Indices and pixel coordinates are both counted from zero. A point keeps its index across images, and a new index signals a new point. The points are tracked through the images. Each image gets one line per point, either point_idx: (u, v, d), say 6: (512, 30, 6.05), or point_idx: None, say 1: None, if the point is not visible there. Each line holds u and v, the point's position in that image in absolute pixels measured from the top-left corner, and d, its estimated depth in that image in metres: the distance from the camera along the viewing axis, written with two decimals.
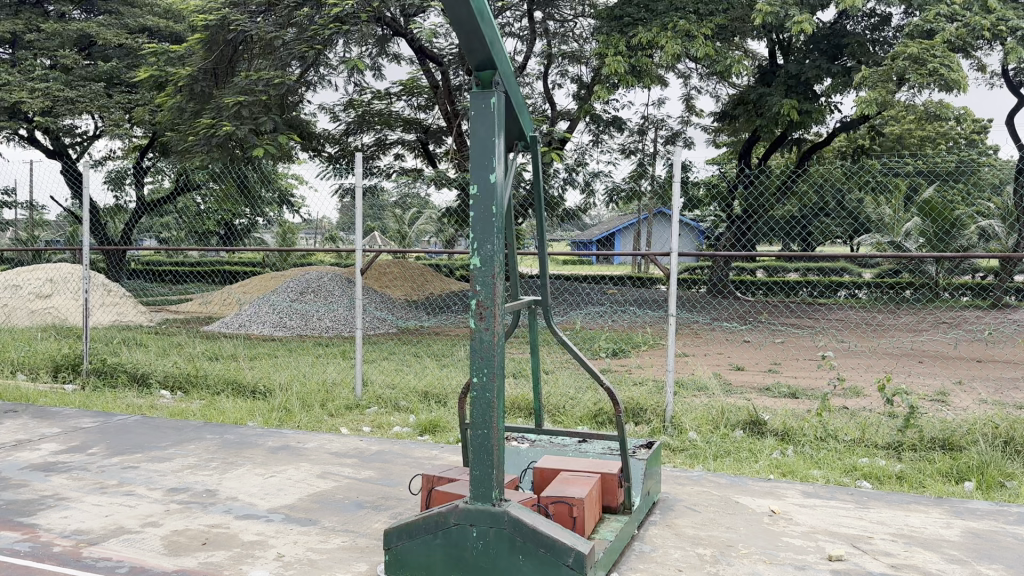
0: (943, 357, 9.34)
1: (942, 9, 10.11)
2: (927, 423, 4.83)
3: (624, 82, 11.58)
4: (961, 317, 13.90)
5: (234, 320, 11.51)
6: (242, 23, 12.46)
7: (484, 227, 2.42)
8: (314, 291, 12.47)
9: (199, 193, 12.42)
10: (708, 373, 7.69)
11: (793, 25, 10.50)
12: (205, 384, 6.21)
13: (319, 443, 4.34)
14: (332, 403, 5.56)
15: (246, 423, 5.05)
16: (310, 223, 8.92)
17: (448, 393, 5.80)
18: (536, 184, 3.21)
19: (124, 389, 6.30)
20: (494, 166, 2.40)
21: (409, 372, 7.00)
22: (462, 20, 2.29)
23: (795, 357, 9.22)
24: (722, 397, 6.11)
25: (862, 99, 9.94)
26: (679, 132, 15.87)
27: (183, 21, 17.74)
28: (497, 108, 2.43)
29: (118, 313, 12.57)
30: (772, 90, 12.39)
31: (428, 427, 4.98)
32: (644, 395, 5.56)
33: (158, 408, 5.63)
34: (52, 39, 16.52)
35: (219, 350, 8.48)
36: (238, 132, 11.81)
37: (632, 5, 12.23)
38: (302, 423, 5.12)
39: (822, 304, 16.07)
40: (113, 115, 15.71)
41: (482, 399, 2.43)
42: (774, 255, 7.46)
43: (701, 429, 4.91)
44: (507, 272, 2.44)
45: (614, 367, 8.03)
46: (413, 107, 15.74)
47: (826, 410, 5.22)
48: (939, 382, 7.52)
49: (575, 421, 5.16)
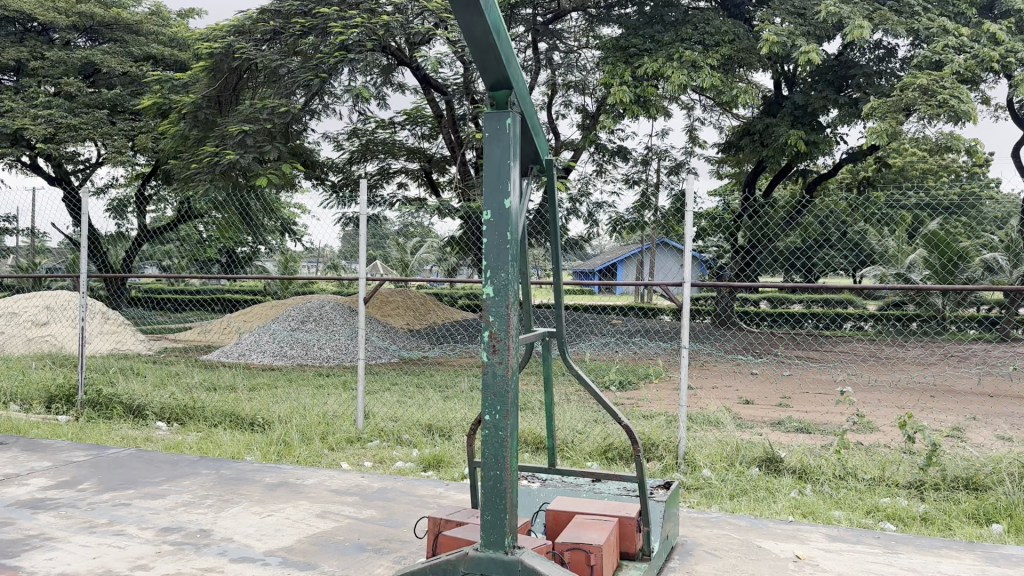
0: (955, 392, 9.15)
1: (950, 40, 10.08)
2: (949, 461, 4.64)
3: (630, 112, 11.55)
4: (971, 350, 13.72)
5: (234, 349, 11.34)
6: (248, 52, 12.46)
7: (498, 254, 2.29)
8: (316, 319, 12.33)
9: (201, 222, 12.34)
10: (718, 407, 7.51)
11: (801, 56, 10.46)
12: (203, 415, 6.05)
13: (319, 479, 4.17)
14: (333, 436, 5.39)
15: (243, 457, 4.88)
16: (314, 252, 8.79)
17: (452, 427, 5.62)
18: (550, 212, 3.08)
19: (120, 420, 6.14)
20: (509, 191, 2.28)
21: (412, 404, 6.82)
22: (477, 36, 2.17)
23: (807, 390, 9.03)
24: (734, 431, 5.93)
25: (871, 129, 9.88)
26: (683, 162, 15.83)
27: (188, 49, 17.82)
28: (512, 130, 2.31)
29: (118, 342, 12.43)
30: (777, 121, 12.35)
31: (432, 462, 4.80)
32: (655, 430, 5.40)
33: (152, 441, 5.47)
34: (57, 66, 16.57)
35: (218, 380, 8.32)
36: (241, 161, 11.77)
37: (637, 36, 12.26)
38: (302, 458, 4.94)
39: (828, 336, 15.92)
40: (116, 143, 15.74)
41: (494, 438, 2.28)
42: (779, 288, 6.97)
43: (716, 466, 4.74)
44: (522, 302, 2.31)
45: (622, 400, 7.84)
46: (417, 137, 15.72)
47: (844, 448, 5.03)
48: (954, 417, 7.34)
49: (584, 457, 4.97)
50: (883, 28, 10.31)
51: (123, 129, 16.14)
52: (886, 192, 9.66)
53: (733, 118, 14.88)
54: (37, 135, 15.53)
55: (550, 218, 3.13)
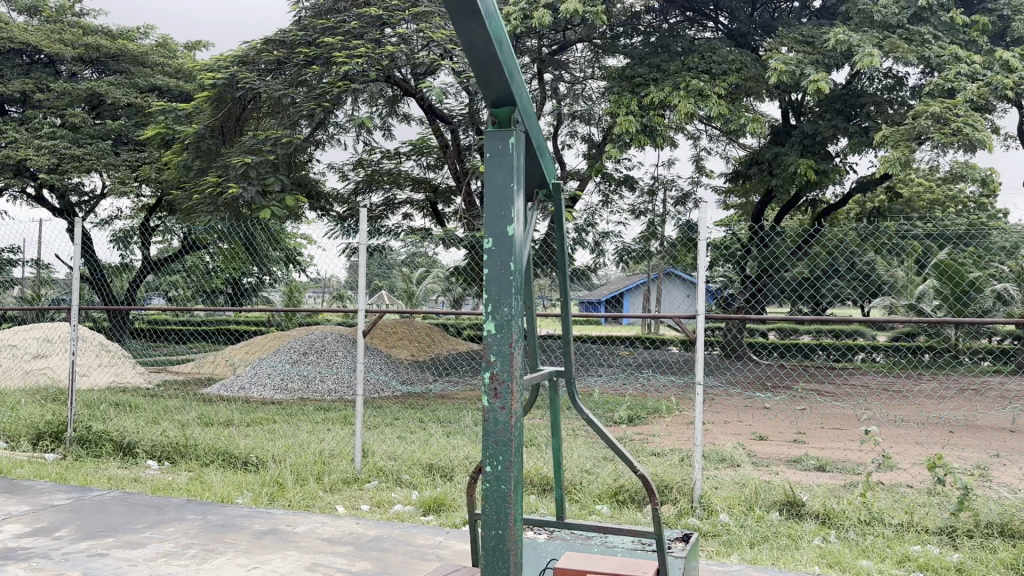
0: (976, 427, 8.86)
1: (963, 68, 9.94)
2: (983, 505, 4.36)
3: (637, 141, 11.41)
4: (987, 383, 13.42)
5: (233, 382, 11.09)
6: (251, 82, 12.37)
7: (501, 286, 2.06)
8: (317, 352, 12.11)
9: (204, 253, 12.20)
10: (731, 444, 7.23)
11: (810, 84, 10.31)
12: (195, 453, 5.81)
13: (311, 526, 3.91)
14: (329, 477, 5.13)
15: (233, 501, 4.63)
16: (317, 283, 8.56)
17: (454, 467, 5.35)
18: (557, 239, 2.87)
19: (109, 459, 5.89)
20: (513, 217, 2.06)
21: (413, 440, 6.56)
22: (478, 46, 1.96)
23: (822, 426, 8.74)
24: (750, 471, 5.67)
25: (883, 157, 9.69)
26: (690, 192, 15.66)
27: (193, 80, 17.84)
28: (516, 150, 2.10)
29: (116, 374, 12.23)
30: (787, 150, 12.18)
31: (433, 505, 4.54)
32: (667, 470, 5.13)
33: (140, 481, 5.22)
34: (62, 97, 16.61)
35: (214, 415, 8.09)
36: (243, 192, 11.65)
37: (643, 65, 12.18)
38: (293, 501, 4.68)
39: (840, 369, 15.63)
40: (120, 173, 15.72)
41: (497, 493, 2.06)
42: (788, 318, 6.45)
43: (733, 510, 4.49)
44: (527, 340, 2.09)
45: (632, 436, 7.58)
46: (422, 167, 15.58)
47: (869, 490, 4.76)
48: (977, 454, 7.06)
49: (593, 500, 4.69)
50: (894, 55, 10.16)
51: (127, 160, 16.10)
52: (896, 222, 9.47)
53: (741, 147, 14.73)
54: (41, 166, 15.49)
55: (557, 246, 2.92)
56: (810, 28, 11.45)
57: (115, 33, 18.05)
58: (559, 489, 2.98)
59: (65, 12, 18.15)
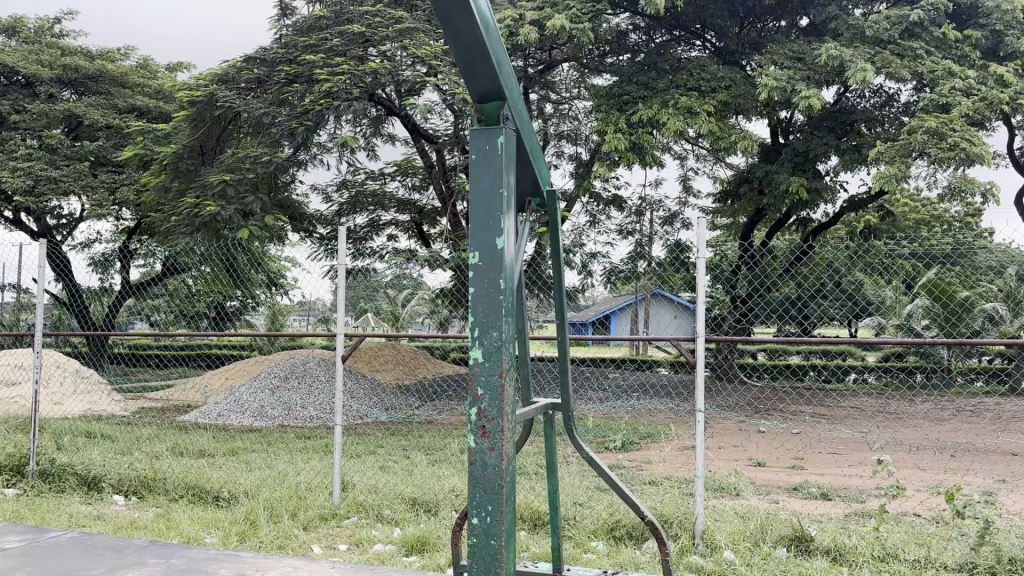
0: (976, 450, 8.62)
1: (957, 83, 9.84)
2: (1006, 540, 4.09)
3: (626, 159, 11.19)
4: (982, 404, 13.19)
5: (211, 409, 10.71)
6: (230, 100, 12.10)
7: (488, 308, 1.80)
8: (299, 376, 11.81)
9: (186, 275, 11.85)
10: (729, 472, 6.97)
11: (801, 100, 10.16)
12: (164, 487, 5.46)
13: (282, 572, 3.59)
14: (305, 513, 4.81)
15: (200, 541, 4.30)
16: (302, 307, 8.16)
17: (438, 501, 5.02)
18: (554, 255, 2.65)
19: (72, 494, 5.53)
20: (503, 229, 1.80)
21: (396, 471, 6.22)
22: (462, 33, 1.69)
23: (820, 450, 8.47)
24: (750, 501, 5.41)
25: (878, 173, 9.53)
26: (677, 213, 15.48)
27: (174, 101, 17.57)
28: (505, 151, 1.83)
29: (91, 401, 11.84)
30: (778, 168, 11.96)
31: (415, 545, 4.21)
32: (667, 503, 4.82)
33: (104, 520, 4.86)
34: (38, 119, 16.25)
35: (189, 445, 7.72)
36: (221, 212, 11.32)
37: (632, 83, 12.00)
38: (265, 541, 4.36)
39: (833, 390, 15.38)
40: (98, 195, 15.42)
41: (486, 548, 1.80)
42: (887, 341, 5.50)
43: (738, 546, 4.21)
44: (520, 369, 1.82)
45: (626, 462, 7.30)
46: (407, 188, 15.32)
47: (883, 522, 4.48)
48: (984, 479, 6.79)
49: (588, 536, 4.37)
50: (886, 71, 10.04)
51: (105, 182, 15.80)
52: (890, 242, 9.28)
53: (728, 167, 14.58)
54: (16, 188, 15.14)
55: (555, 264, 2.70)
56: (800, 44, 11.30)
57: (94, 54, 17.79)
58: (556, 535, 2.85)
59: (43, 34, 17.85)
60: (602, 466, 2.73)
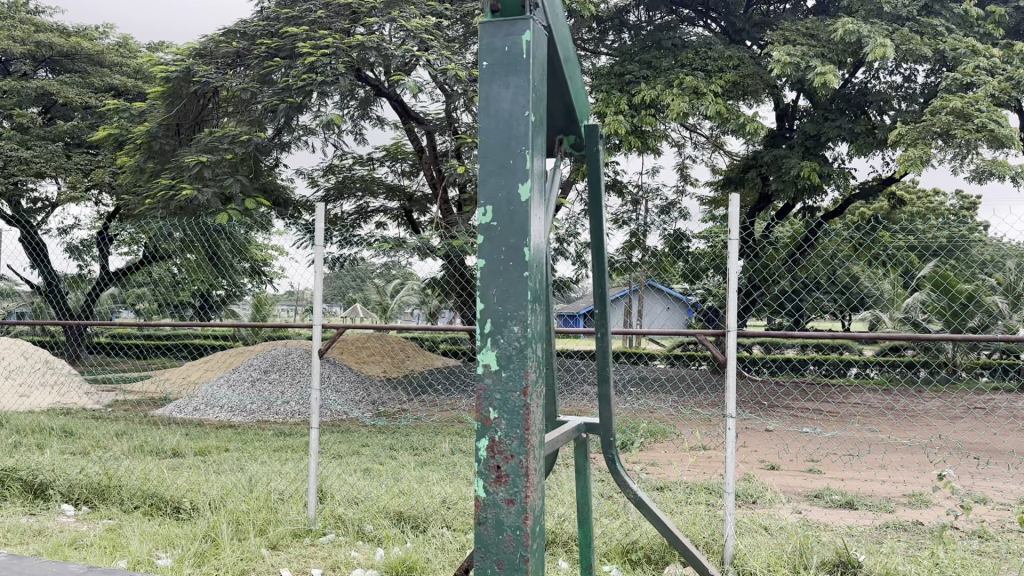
0: (998, 451, 8.06)
1: (981, 63, 9.36)
2: None
3: (627, 143, 10.56)
4: (991, 402, 12.66)
5: (188, 403, 10.09)
6: (208, 76, 11.39)
7: (506, 289, 1.23)
8: (280, 369, 11.21)
9: (170, 263, 11.21)
10: (743, 476, 6.41)
11: (816, 80, 9.55)
12: (119, 496, 4.86)
13: None
14: (275, 529, 4.23)
15: (151, 564, 3.70)
16: (289, 296, 7.39)
17: (426, 516, 4.43)
18: (594, 211, 2.20)
19: (14, 503, 4.89)
20: (528, 170, 1.22)
21: (379, 477, 5.60)
22: None
23: (833, 453, 7.89)
24: (774, 513, 4.87)
25: (901, 156, 8.97)
26: (675, 201, 14.92)
27: (153, 80, 16.88)
28: (532, 53, 1.24)
29: (60, 394, 11.16)
30: (788, 152, 11.35)
31: (400, 569, 3.63)
32: (691, 519, 4.21)
33: (46, 535, 4.25)
34: (9, 96, 15.48)
35: (158, 442, 7.08)
36: (199, 197, 10.66)
37: (633, 62, 11.41)
38: (226, 563, 3.76)
39: (834, 386, 14.79)
40: (71, 177, 14.73)
41: None
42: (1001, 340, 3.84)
43: (776, 572, 3.63)
44: (548, 378, 1.27)
45: (630, 465, 6.73)
46: (397, 174, 14.72)
47: (945, 545, 3.92)
48: (1015, 486, 6.26)
49: (600, 559, 3.77)
50: (906, 48, 9.54)
51: (79, 164, 15.07)
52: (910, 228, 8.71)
53: (730, 154, 14.01)
54: None
55: (594, 227, 2.24)
56: (812, 21, 10.74)
57: (71, 31, 17.04)
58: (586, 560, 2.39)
59: (17, 9, 17.06)
60: (625, 477, 2.38)
